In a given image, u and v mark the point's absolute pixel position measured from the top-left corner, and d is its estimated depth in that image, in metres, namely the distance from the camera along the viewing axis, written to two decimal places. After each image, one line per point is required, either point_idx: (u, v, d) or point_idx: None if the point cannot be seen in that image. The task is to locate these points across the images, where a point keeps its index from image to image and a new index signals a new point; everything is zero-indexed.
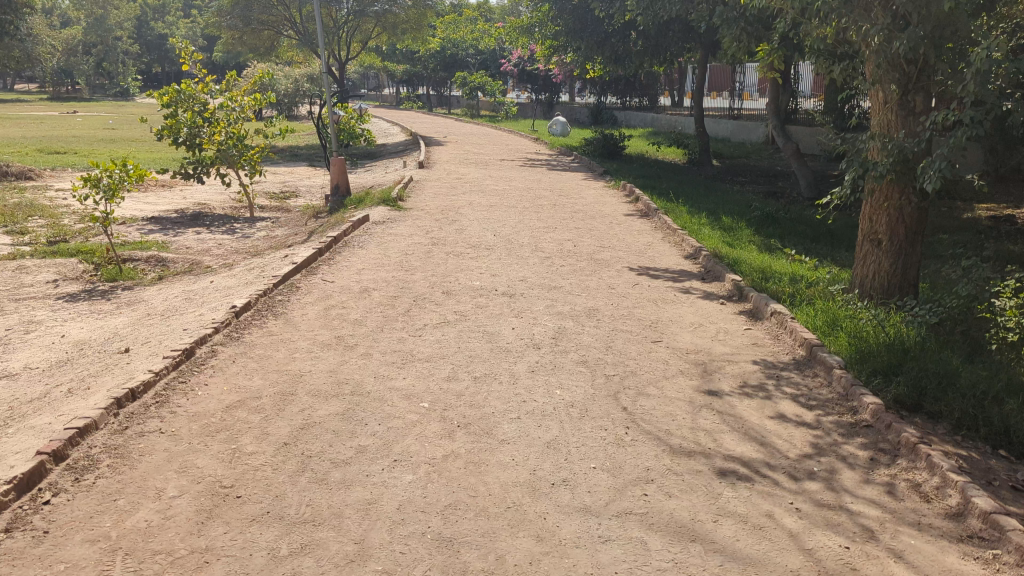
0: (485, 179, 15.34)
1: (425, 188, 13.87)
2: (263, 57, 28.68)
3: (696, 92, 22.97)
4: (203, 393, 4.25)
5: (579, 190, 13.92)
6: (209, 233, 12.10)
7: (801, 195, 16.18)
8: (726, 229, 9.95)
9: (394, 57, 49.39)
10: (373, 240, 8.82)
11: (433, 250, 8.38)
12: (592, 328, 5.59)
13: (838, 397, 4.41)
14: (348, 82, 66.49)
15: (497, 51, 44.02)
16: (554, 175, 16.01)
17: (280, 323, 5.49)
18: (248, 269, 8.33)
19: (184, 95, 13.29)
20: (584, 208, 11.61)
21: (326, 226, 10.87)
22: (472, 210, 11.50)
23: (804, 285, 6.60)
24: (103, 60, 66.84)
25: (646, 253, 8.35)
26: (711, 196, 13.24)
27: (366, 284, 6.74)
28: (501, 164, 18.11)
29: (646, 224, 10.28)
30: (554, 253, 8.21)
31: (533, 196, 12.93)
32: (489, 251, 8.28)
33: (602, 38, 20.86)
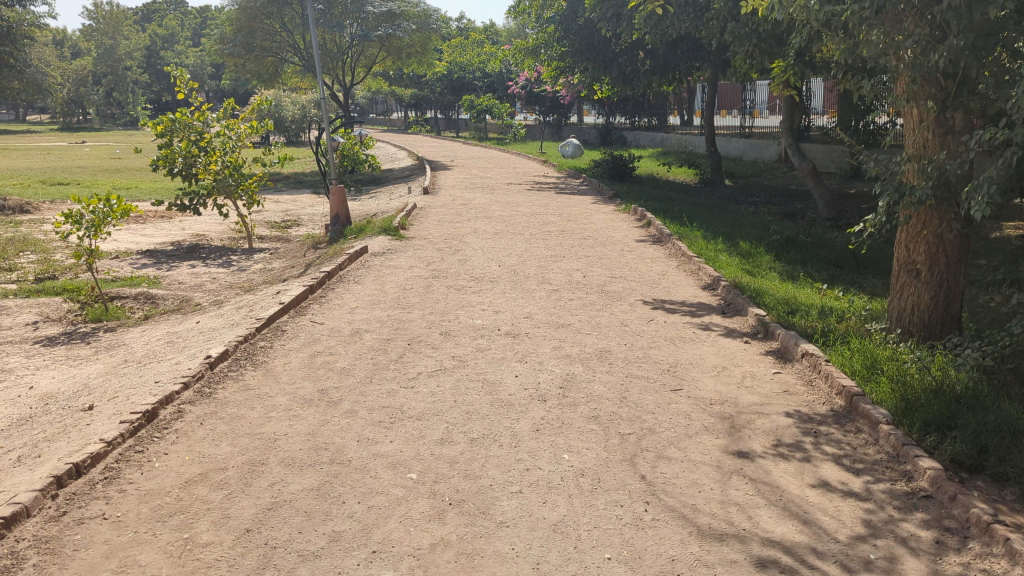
0: (491, 205, 14.85)
1: (429, 215, 13.38)
2: (267, 84, 28.38)
3: (707, 111, 22.49)
4: (160, 466, 3.73)
5: (589, 214, 13.37)
6: (204, 266, 11.64)
7: (819, 215, 15.61)
8: (745, 255, 9.41)
9: (401, 81, 49.17)
10: (370, 274, 8.32)
11: (433, 283, 7.87)
12: (604, 374, 5.04)
13: (888, 459, 3.85)
14: (356, 107, 66.44)
15: (504, 73, 43.71)
16: (563, 200, 15.50)
17: (258, 376, 4.96)
18: (237, 308, 7.82)
19: (179, 124, 12.84)
20: (594, 234, 11.08)
21: (323, 258, 10.38)
22: (476, 239, 10.99)
23: (836, 320, 6.04)
24: (112, 89, 67.08)
25: (661, 284, 7.80)
26: (726, 219, 12.70)
27: (358, 325, 6.22)
28: (508, 188, 17.63)
29: (660, 250, 9.74)
30: (563, 285, 7.68)
31: (540, 222, 12.41)
32: (492, 285, 7.75)
33: (610, 58, 20.40)
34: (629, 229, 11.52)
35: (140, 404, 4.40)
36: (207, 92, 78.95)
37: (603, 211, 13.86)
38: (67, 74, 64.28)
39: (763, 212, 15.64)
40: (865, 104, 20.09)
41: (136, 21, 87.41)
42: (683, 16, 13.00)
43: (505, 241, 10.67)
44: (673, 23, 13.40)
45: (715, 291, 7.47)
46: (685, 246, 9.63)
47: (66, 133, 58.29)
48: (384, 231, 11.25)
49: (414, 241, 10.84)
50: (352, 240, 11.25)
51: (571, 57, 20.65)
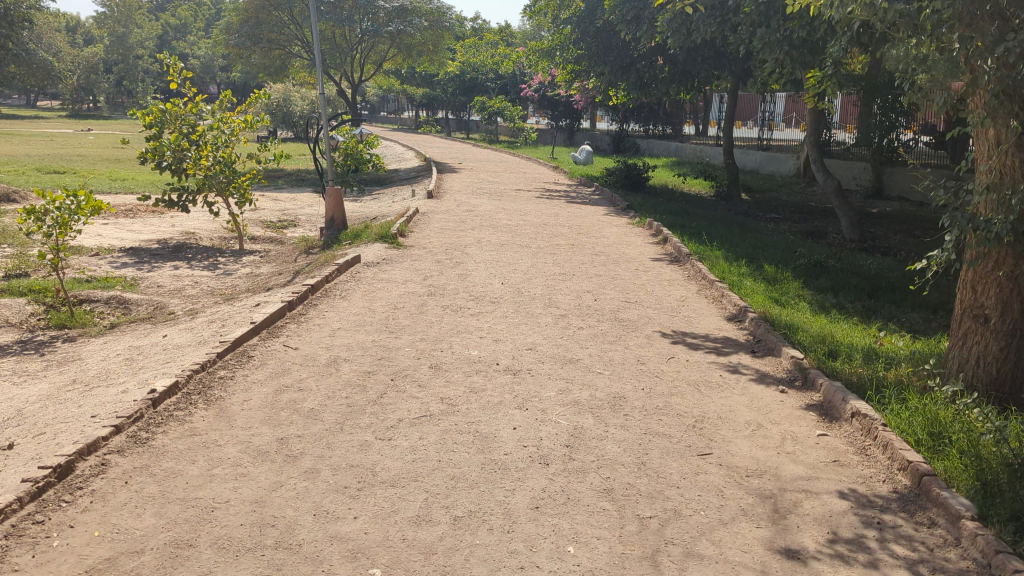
0: (497, 212, 14.08)
1: (431, 222, 12.64)
2: (273, 77, 27.64)
3: (725, 122, 21.71)
4: (58, 546, 2.96)
5: (601, 227, 12.60)
6: (188, 268, 10.89)
7: (843, 235, 14.81)
8: (772, 281, 8.63)
9: (413, 80, 48.48)
10: (360, 287, 7.57)
11: (427, 303, 7.10)
12: (617, 429, 4.27)
13: (976, 568, 3.05)
14: (368, 105, 65.78)
15: (517, 76, 42.99)
16: (573, 209, 14.73)
17: (209, 417, 4.19)
18: (209, 321, 7.07)
19: (169, 115, 12.10)
20: (605, 250, 10.31)
21: (313, 265, 9.63)
22: (479, 250, 10.23)
23: (885, 369, 5.25)
24: (122, 78, 66.58)
25: (680, 313, 7.03)
26: (746, 238, 11.92)
27: (338, 352, 5.45)
28: (517, 195, 16.87)
29: (677, 272, 8.96)
30: (571, 310, 6.91)
31: (549, 234, 11.65)
32: (493, 306, 7.00)
33: (628, 63, 19.63)
34: (643, 246, 10.74)
35: (57, 452, 3.64)
36: (218, 84, 78.45)
37: (615, 223, 13.09)
38: (77, 61, 63.77)
39: (784, 230, 14.86)
40: (889, 120, 19.32)
41: (151, 11, 86.99)
42: (709, 20, 12.23)
43: (510, 255, 9.91)
44: (697, 28, 12.62)
45: (741, 324, 6.68)
46: (706, 268, 8.85)
47: (74, 120, 57.76)
48: (381, 238, 10.50)
49: (413, 250, 10.09)
50: (347, 247, 10.50)
51: (587, 61, 19.88)
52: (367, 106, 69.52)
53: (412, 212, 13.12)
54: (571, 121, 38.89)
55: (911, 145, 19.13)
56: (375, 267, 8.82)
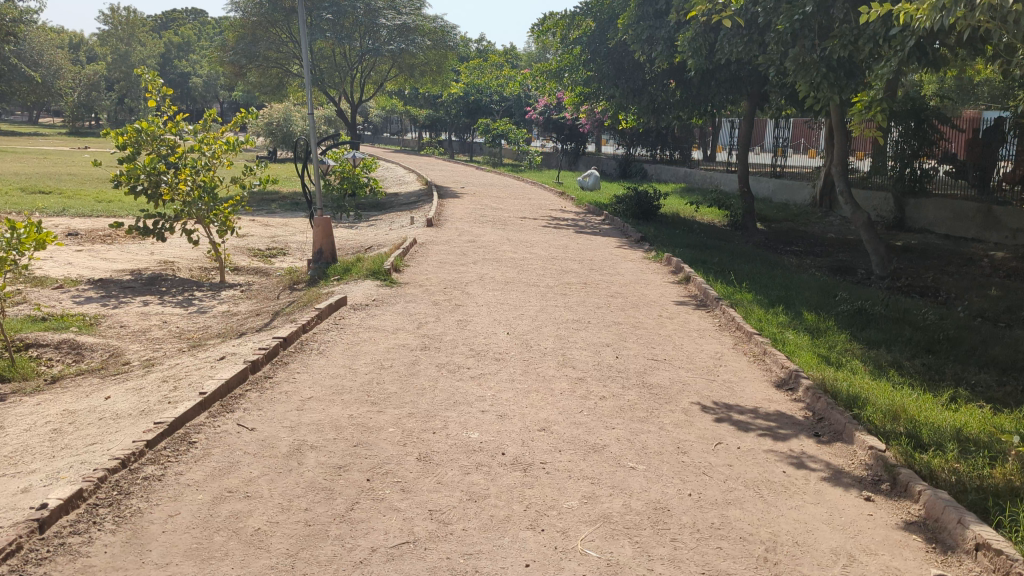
0: (501, 243, 13.06)
1: (428, 254, 11.61)
2: (271, 96, 26.68)
3: (740, 148, 20.72)
4: None
5: (615, 262, 11.53)
6: (159, 305, 9.82)
7: (874, 273, 13.74)
8: (815, 332, 7.56)
9: (416, 101, 47.66)
10: (343, 339, 6.48)
11: (419, 360, 6.03)
12: (665, 568, 3.17)
13: None
14: (371, 125, 65.12)
15: (522, 98, 42.15)
16: (583, 241, 13.68)
17: (113, 547, 3.10)
18: (162, 378, 5.98)
19: (145, 136, 11.05)
20: (622, 291, 9.24)
21: (294, 306, 8.56)
22: (482, 290, 9.16)
23: (997, 469, 4.14)
24: (124, 95, 65.97)
25: (717, 376, 5.94)
26: (773, 276, 10.89)
27: (305, 436, 4.36)
28: (522, 224, 15.83)
29: (707, 319, 7.88)
30: (591, 373, 5.83)
31: (558, 270, 10.58)
32: (498, 365, 5.92)
33: (640, 85, 18.67)
34: (663, 286, 9.67)
35: None
36: (221, 102, 77.83)
37: (629, 257, 12.04)
38: (79, 78, 63.20)
39: (808, 266, 13.83)
40: (908, 148, 18.36)
41: (155, 29, 86.54)
42: (736, 39, 11.23)
43: (517, 295, 8.85)
44: (721, 48, 11.63)
45: (793, 393, 5.60)
46: (741, 316, 7.79)
47: (73, 137, 57.04)
48: (372, 274, 9.46)
49: (408, 289, 9.04)
50: (334, 284, 9.47)
51: (597, 83, 18.90)
52: (370, 126, 68.78)
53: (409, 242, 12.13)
54: (577, 144, 37.99)
55: (932, 173, 18.21)
56: (364, 310, 7.75)
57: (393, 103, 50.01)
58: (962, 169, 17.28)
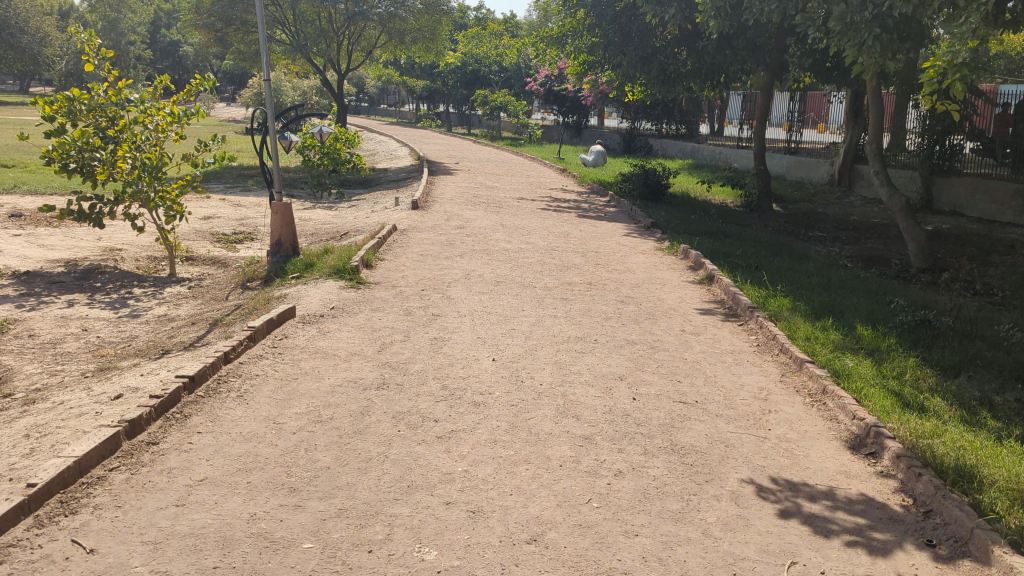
0: (494, 230, 11.56)
1: (409, 244, 10.13)
2: (254, 65, 25.08)
3: (757, 123, 19.12)
4: None
5: (623, 255, 10.04)
6: (87, 306, 8.32)
7: (915, 264, 12.20)
8: (879, 355, 6.04)
9: (412, 72, 45.99)
10: (277, 373, 4.99)
11: (372, 406, 4.54)
12: None
13: None
14: (369, 97, 63.45)
15: (521, 69, 40.50)
16: (587, 228, 12.18)
17: None
18: (28, 430, 4.46)
19: (80, 106, 9.58)
20: (632, 296, 7.75)
21: (237, 314, 7.09)
22: (466, 292, 7.67)
23: None
24: (115, 64, 64.47)
25: (767, 431, 4.46)
26: (808, 274, 9.40)
27: (169, 563, 2.87)
28: (519, 207, 14.32)
29: (741, 337, 6.38)
30: (600, 429, 4.35)
31: (557, 265, 9.08)
32: (475, 415, 4.45)
33: (649, 53, 17.10)
34: (681, 288, 8.17)
35: None
36: (215, 73, 76.14)
37: (639, 249, 10.54)
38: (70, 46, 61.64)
39: (838, 257, 12.34)
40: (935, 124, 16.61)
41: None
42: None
43: (507, 301, 7.35)
44: (748, 8, 10.14)
45: (875, 464, 4.10)
46: (786, 334, 6.27)
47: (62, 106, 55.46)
48: (334, 273, 7.98)
49: (378, 292, 7.56)
50: (290, 284, 7.99)
51: (602, 50, 17.33)
52: (366, 97, 67.05)
53: (387, 229, 10.62)
54: (579, 118, 36.39)
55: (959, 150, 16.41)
56: (316, 324, 6.25)
57: (389, 74, 48.34)
58: (991, 147, 15.66)
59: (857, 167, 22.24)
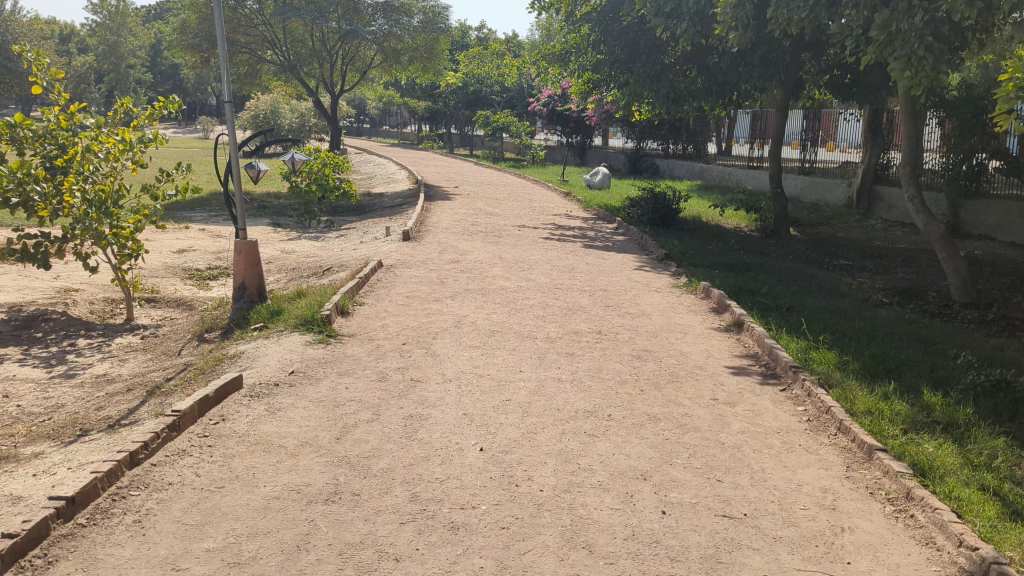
0: (491, 265, 10.45)
1: (395, 284, 9.03)
2: (244, 86, 24.06)
3: (773, 143, 18.00)
4: None
5: (635, 295, 8.90)
6: (18, 364, 7.21)
7: (957, 299, 11.03)
8: (961, 432, 4.86)
9: (412, 92, 45.12)
10: (197, 480, 3.85)
11: (316, 532, 3.40)
12: None
13: None
14: (370, 118, 62.58)
15: (523, 88, 39.56)
16: (594, 260, 11.05)
17: None
18: None
19: (26, 133, 8.50)
20: (649, 349, 6.62)
21: (179, 379, 5.96)
22: (455, 346, 6.55)
23: None
24: (114, 87, 63.87)
25: (844, 567, 3.31)
26: (849, 317, 8.25)
27: None
28: (519, 236, 13.22)
29: (787, 408, 5.22)
30: (621, 571, 3.21)
31: (561, 309, 7.95)
32: (454, 547, 3.31)
33: (658, 71, 16.04)
34: (705, 339, 7.03)
35: None
36: (215, 95, 75.46)
37: (653, 286, 9.42)
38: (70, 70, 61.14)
39: (871, 292, 11.20)
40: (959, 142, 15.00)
41: (147, 19, 83.99)
42: (795, 4, 8.64)
43: (502, 358, 6.22)
44: (773, 17, 9.06)
45: None
46: (844, 407, 5.10)
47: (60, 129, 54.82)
48: (301, 324, 6.86)
49: (352, 349, 6.43)
50: (250, 338, 6.87)
51: (608, 68, 16.28)
52: (368, 118, 66.32)
53: (371, 267, 9.50)
54: (583, 138, 35.41)
55: (985, 167, 14.78)
56: (266, 397, 5.13)
57: (389, 94, 47.55)
58: (1016, 163, 14.31)
59: (877, 188, 21.12)
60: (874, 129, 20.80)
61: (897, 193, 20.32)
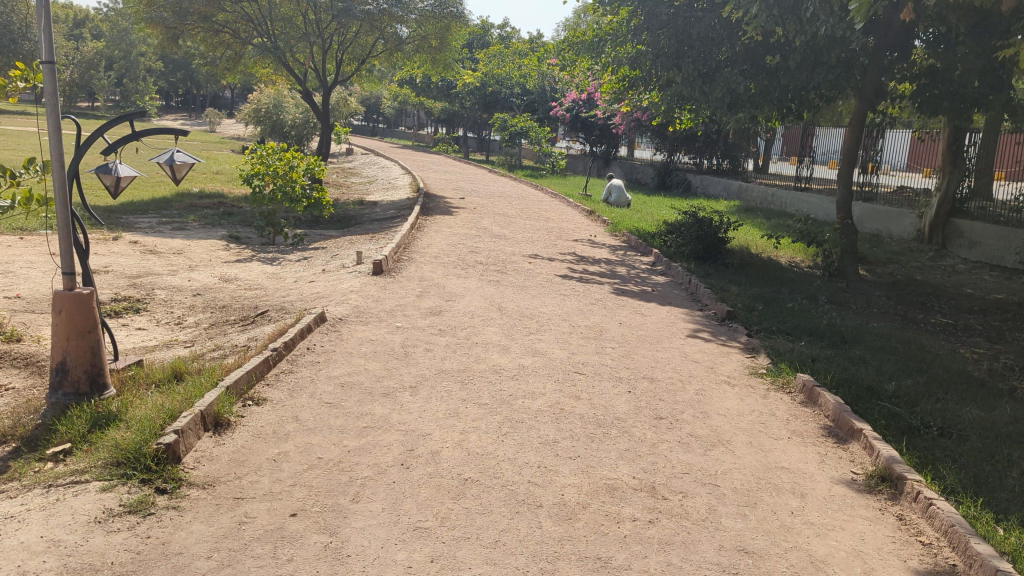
0: (484, 321, 7.45)
1: (334, 354, 6.02)
2: (226, 75, 21.10)
3: (843, 164, 14.87)
4: None
5: (698, 391, 5.84)
6: None
7: None
8: None
9: (428, 91, 42.33)
10: None
11: None
12: None
13: None
14: (385, 116, 59.93)
15: (546, 93, 36.66)
16: (630, 319, 7.99)
17: None
18: None
19: None
20: (750, 551, 3.54)
21: None
22: (387, 529, 3.50)
23: None
24: (123, 74, 61.67)
25: None
26: None
27: None
28: (529, 272, 10.23)
29: None
30: None
31: (584, 426, 4.89)
32: None
33: (709, 70, 12.98)
34: (846, 520, 3.91)
35: None
36: (226, 87, 73.15)
37: (722, 373, 6.34)
38: (77, 56, 58.78)
39: (1010, 377, 8.09)
40: None
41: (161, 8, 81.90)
42: None
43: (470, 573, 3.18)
44: None
45: None
46: None
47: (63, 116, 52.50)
48: (116, 460, 3.83)
49: (191, 531, 3.38)
50: (26, 480, 3.82)
51: (648, 62, 13.29)
52: (384, 118, 63.46)
53: (306, 324, 6.47)
54: (608, 148, 32.71)
55: None
56: None
57: (405, 93, 44.78)
58: None
59: (954, 221, 17.92)
60: (954, 152, 17.87)
61: (982, 229, 17.16)
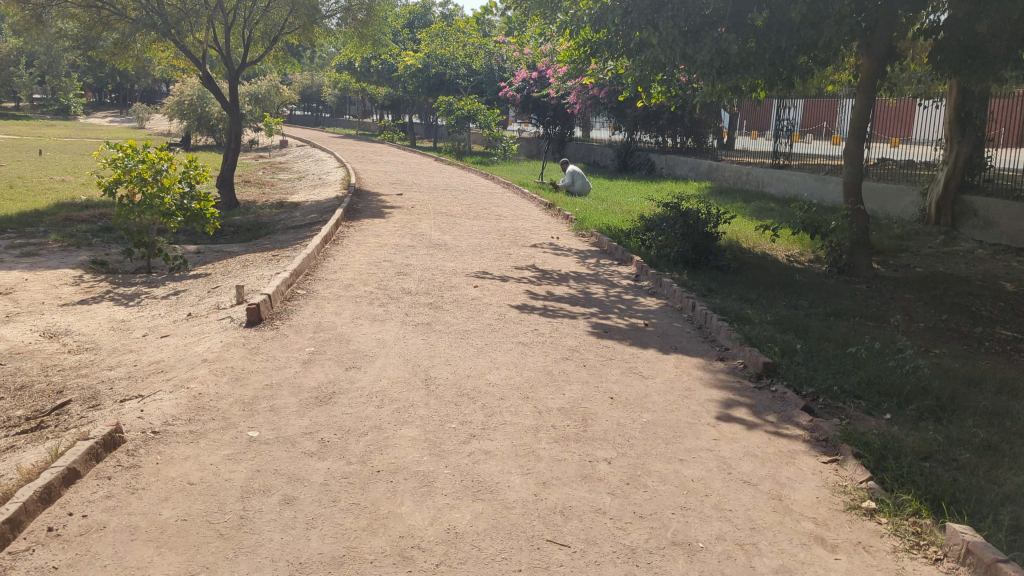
0: (396, 411, 4.70)
1: (97, 539, 3.21)
2: (118, 60, 17.95)
3: (852, 141, 12.15)
4: None
5: None
6: None
7: None
8: None
9: (369, 75, 39.28)
10: None
11: None
12: None
13: None
14: (328, 105, 56.64)
15: (494, 72, 33.80)
16: (625, 389, 5.27)
17: None
18: None
19: None
20: None
21: None
22: None
23: None
24: (44, 71, 57.30)
25: None
26: None
27: None
28: (474, 303, 7.49)
29: None
30: None
31: None
32: None
33: (694, 26, 10.09)
34: None
35: None
36: (158, 81, 69.00)
37: (802, 516, 3.66)
38: None
39: None
40: None
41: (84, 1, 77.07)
42: None
43: None
44: None
45: None
46: None
47: None
48: None
49: None
50: None
51: (615, 19, 10.40)
52: (327, 108, 60.09)
53: (66, 469, 3.61)
54: (562, 129, 30.18)
55: None
56: None
57: (345, 78, 41.68)
58: None
59: (964, 198, 14.69)
60: (962, 118, 14.70)
61: (997, 205, 14.02)
